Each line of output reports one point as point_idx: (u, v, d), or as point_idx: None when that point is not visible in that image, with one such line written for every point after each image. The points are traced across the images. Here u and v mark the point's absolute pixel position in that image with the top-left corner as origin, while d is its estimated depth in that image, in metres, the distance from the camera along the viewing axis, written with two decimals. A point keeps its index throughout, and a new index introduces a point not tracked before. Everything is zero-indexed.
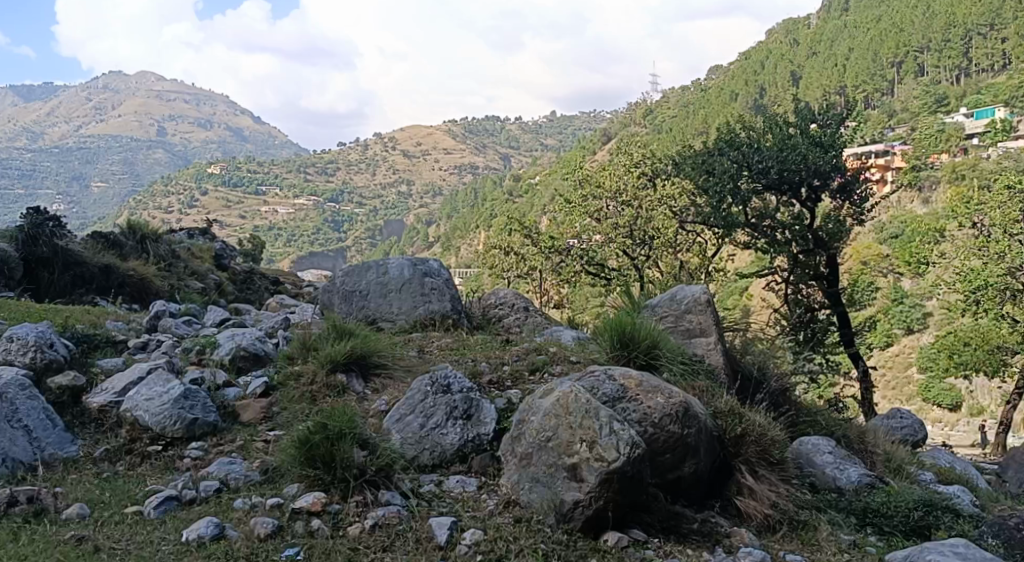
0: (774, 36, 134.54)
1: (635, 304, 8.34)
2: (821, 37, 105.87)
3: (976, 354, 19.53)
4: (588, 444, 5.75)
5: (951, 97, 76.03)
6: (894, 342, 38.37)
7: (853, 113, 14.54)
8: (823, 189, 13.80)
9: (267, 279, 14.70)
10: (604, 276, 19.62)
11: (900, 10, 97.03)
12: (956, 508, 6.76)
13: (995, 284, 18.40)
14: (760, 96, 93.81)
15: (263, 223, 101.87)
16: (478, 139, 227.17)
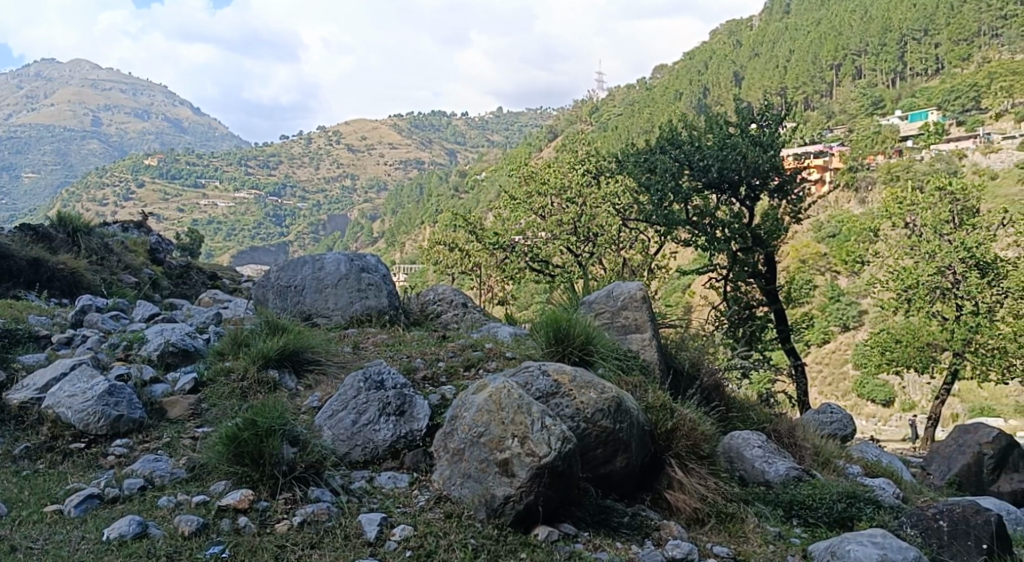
0: (717, 37, 135.95)
1: (572, 299, 8.35)
2: (762, 39, 106.79)
3: (908, 350, 19.34)
4: (519, 439, 5.78)
5: (886, 100, 77.20)
6: (830, 339, 38.95)
7: (792, 113, 14.69)
8: (762, 188, 13.91)
9: (204, 273, 14.51)
10: (548, 272, 19.64)
11: (838, 14, 98.60)
12: (878, 500, 6.91)
13: (925, 283, 18.99)
14: (703, 96, 94.73)
15: (203, 216, 99.81)
16: (428, 134, 226.79)
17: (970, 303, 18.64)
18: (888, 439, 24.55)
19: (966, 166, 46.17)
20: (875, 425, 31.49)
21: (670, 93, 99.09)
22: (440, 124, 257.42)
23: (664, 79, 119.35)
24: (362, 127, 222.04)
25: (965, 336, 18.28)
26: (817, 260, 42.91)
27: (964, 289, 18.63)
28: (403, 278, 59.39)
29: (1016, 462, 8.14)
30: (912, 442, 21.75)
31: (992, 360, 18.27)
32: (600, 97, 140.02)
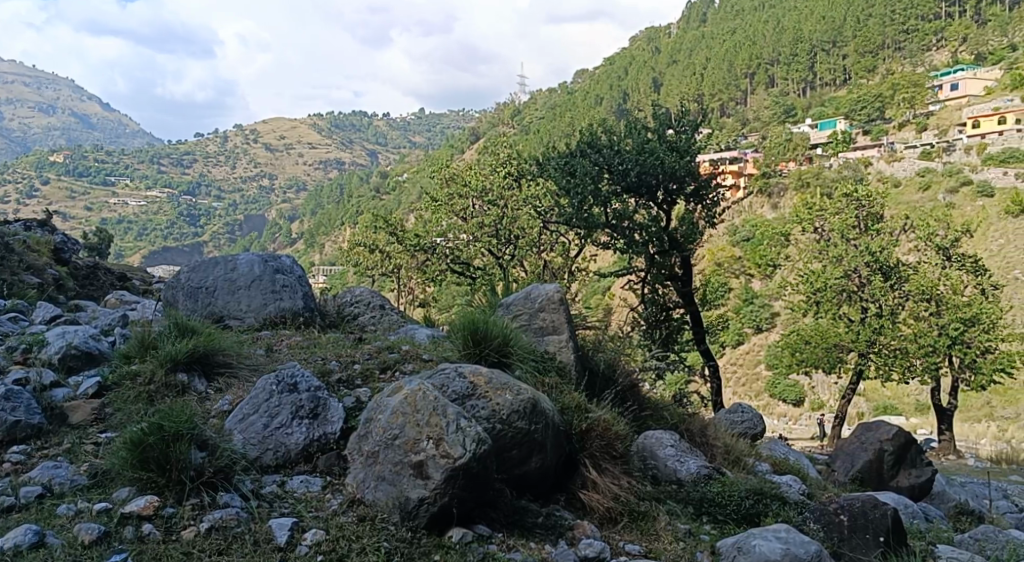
0: (637, 43, 137.54)
1: (491, 302, 8.39)
2: (680, 46, 108.19)
3: (816, 351, 19.71)
4: (434, 441, 5.77)
5: (798, 108, 78.68)
6: (745, 341, 39.54)
7: (708, 120, 14.95)
8: (678, 194, 14.11)
9: (112, 274, 14.05)
10: (469, 275, 19.56)
11: (752, 24, 101.05)
12: (784, 495, 7.15)
13: (833, 286, 19.66)
14: (623, 100, 96.22)
15: (113, 216, 95.17)
16: (352, 135, 224.51)
17: (875, 306, 19.42)
18: (797, 438, 25.22)
19: (871, 173, 47.57)
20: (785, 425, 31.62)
21: (591, 98, 99.90)
22: (363, 124, 254.97)
23: (585, 83, 120.18)
24: (282, 126, 217.12)
25: (870, 337, 18.78)
26: (732, 263, 43.71)
27: (869, 293, 19.40)
28: (322, 279, 57.99)
29: (914, 459, 8.50)
30: (820, 440, 22.42)
31: (894, 360, 18.91)
32: (522, 101, 140.26)
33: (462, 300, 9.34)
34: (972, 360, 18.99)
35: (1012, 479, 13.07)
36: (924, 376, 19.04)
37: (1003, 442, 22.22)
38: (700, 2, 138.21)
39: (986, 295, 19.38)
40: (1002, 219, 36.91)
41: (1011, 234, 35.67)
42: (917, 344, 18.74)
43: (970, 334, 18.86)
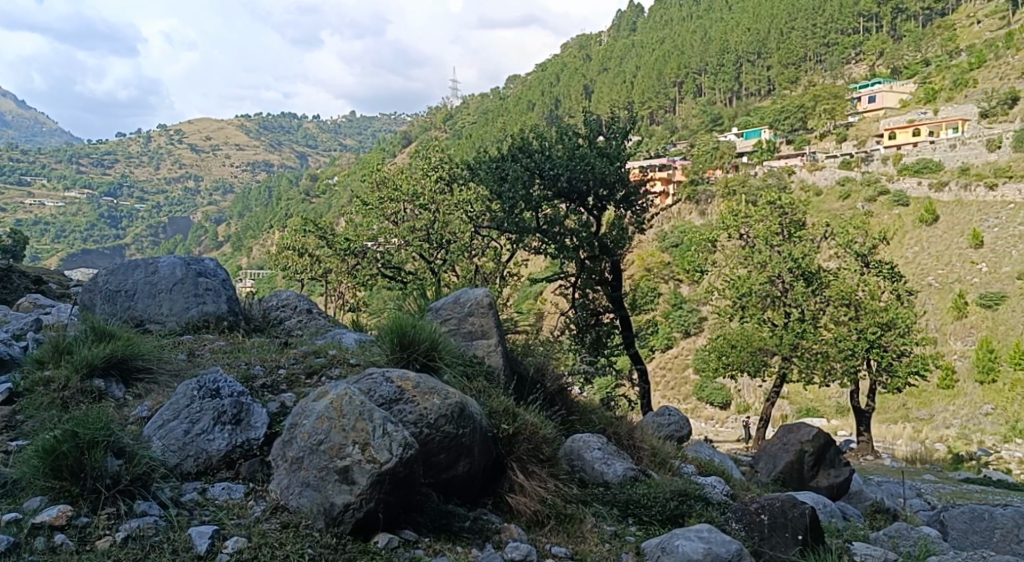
0: (569, 51, 138.30)
1: (420, 307, 8.36)
2: (611, 55, 109.20)
3: (740, 355, 19.93)
4: (360, 446, 5.71)
5: (724, 117, 79.36)
6: (673, 345, 39.71)
7: (637, 128, 15.09)
8: (608, 199, 14.26)
9: (26, 278, 13.48)
10: (401, 280, 19.30)
11: (680, 34, 102.45)
12: (708, 496, 7.30)
13: (757, 291, 20.06)
14: (555, 107, 96.33)
15: (28, 215, 90.20)
16: (285, 138, 221.03)
17: (797, 311, 19.92)
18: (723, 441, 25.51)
19: (793, 183, 48.33)
20: (714, 427, 32.23)
21: (523, 104, 99.80)
22: (297, 126, 250.83)
23: (517, 90, 120.31)
24: (211, 126, 211.58)
25: (792, 341, 19.22)
26: (661, 268, 44.12)
27: (791, 297, 19.93)
28: (250, 283, 56.58)
29: (833, 459, 8.77)
30: (745, 442, 22.77)
31: (816, 363, 19.27)
32: (453, 105, 139.50)
33: (391, 306, 9.28)
34: (889, 363, 19.95)
35: (927, 478, 13.59)
36: (844, 378, 19.42)
37: (918, 442, 22.94)
38: (629, 12, 139.54)
39: (902, 301, 20.37)
40: (916, 228, 38.29)
41: (925, 242, 37.23)
42: (837, 348, 19.18)
43: (888, 338, 19.80)
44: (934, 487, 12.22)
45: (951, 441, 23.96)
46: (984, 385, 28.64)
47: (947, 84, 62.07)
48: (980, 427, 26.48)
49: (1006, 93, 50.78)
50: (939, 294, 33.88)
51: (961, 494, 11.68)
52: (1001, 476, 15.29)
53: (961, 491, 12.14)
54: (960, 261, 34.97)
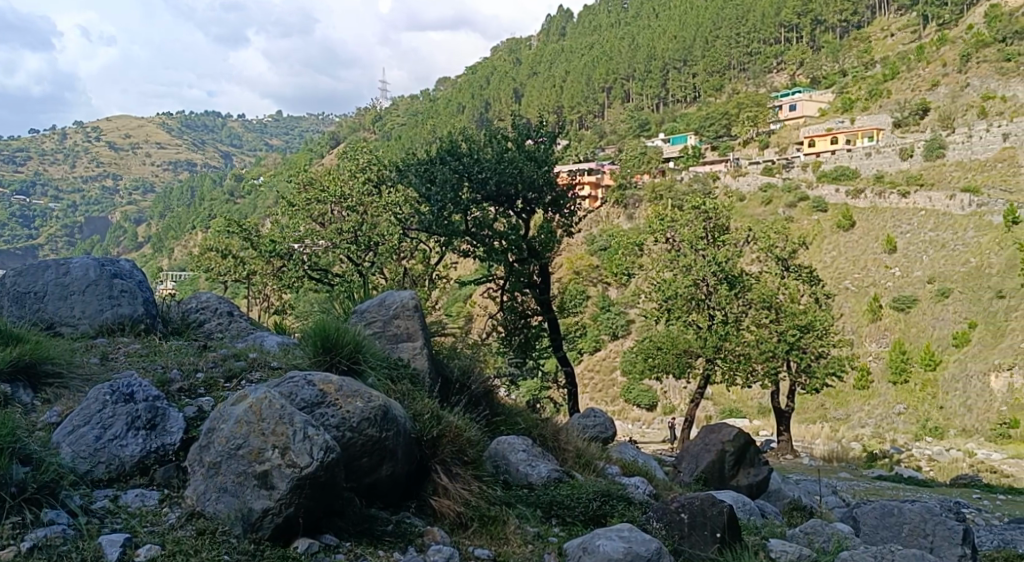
0: (498, 55, 138.47)
1: (345, 311, 8.27)
2: (541, 60, 110.23)
3: (666, 357, 20.17)
4: (280, 450, 5.63)
5: (652, 123, 80.36)
6: (601, 347, 39.97)
7: (565, 132, 15.23)
8: (537, 202, 14.40)
9: None
10: (327, 282, 18.96)
11: (608, 41, 103.59)
12: (630, 496, 7.42)
13: (683, 294, 20.32)
14: (485, 111, 96.48)
15: None
16: (214, 140, 216.48)
17: (720, 314, 20.26)
18: (649, 442, 25.75)
19: (718, 188, 48.53)
20: (640, 428, 32.52)
21: (452, 108, 99.45)
22: (227, 127, 245.75)
23: (446, 92, 119.88)
24: (133, 124, 205.43)
25: (717, 343, 19.56)
26: (590, 271, 44.41)
27: (715, 300, 20.27)
28: (171, 285, 55.28)
29: (752, 458, 8.97)
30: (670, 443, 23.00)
31: (738, 365, 19.69)
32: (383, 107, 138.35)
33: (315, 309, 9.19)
34: (808, 365, 20.68)
35: (842, 475, 14.00)
36: (764, 380, 19.90)
37: (835, 441, 23.47)
38: (559, 17, 140.65)
39: (820, 304, 20.96)
40: (834, 233, 39.27)
41: (842, 247, 38.34)
42: (759, 350, 19.69)
43: (806, 340, 20.44)
44: (846, 484, 12.60)
45: (865, 439, 24.61)
46: (896, 385, 29.81)
47: (863, 94, 62.24)
48: (892, 426, 27.62)
49: (918, 104, 51.87)
50: (855, 297, 34.95)
51: (874, 491, 12.03)
52: (910, 472, 15.85)
53: (873, 488, 12.51)
54: (875, 266, 36.14)
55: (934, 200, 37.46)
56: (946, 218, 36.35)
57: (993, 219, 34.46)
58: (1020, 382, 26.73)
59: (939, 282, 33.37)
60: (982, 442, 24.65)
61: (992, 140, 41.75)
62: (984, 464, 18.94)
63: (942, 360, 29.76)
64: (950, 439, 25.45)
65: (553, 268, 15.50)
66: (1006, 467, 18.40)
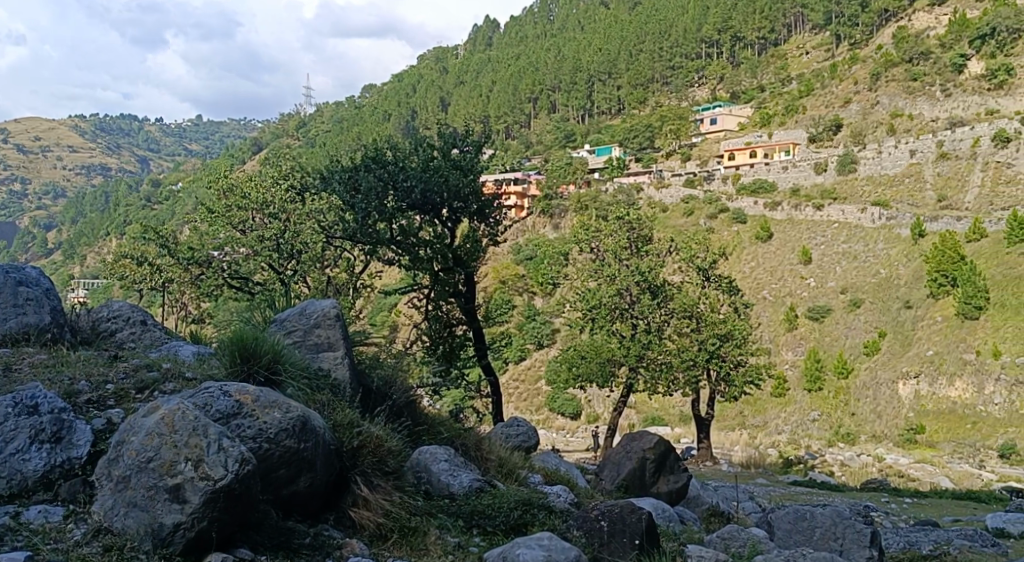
0: (424, 63, 138.31)
1: (264, 321, 8.14)
2: (467, 69, 110.24)
3: (590, 365, 20.50)
4: (193, 462, 5.48)
5: (577, 134, 81.07)
6: (526, 357, 40.06)
7: (491, 142, 15.33)
8: (463, 211, 14.36)
9: None
10: (248, 290, 18.55)
11: (534, 52, 104.40)
12: (551, 505, 7.48)
13: (606, 303, 20.68)
14: (412, 119, 96.09)
15: None
16: (133, 146, 210.43)
17: (643, 322, 20.66)
18: (572, 450, 25.91)
19: (641, 199, 48.48)
20: (564, 436, 32.66)
21: (377, 117, 98.79)
22: (149, 134, 239.27)
23: (371, 100, 118.88)
24: (45, 126, 197.79)
25: (639, 351, 19.97)
26: (515, 281, 44.52)
27: (638, 309, 20.62)
28: (81, 294, 53.24)
29: (672, 465, 9.12)
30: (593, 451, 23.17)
31: (660, 373, 20.07)
32: (306, 114, 136.36)
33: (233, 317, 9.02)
34: (727, 373, 20.71)
35: (760, 481, 14.34)
36: (686, 388, 20.31)
37: (753, 448, 23.99)
38: (484, 27, 141.14)
39: (739, 313, 21.39)
40: (752, 245, 40.07)
41: (760, 257, 39.30)
42: (680, 358, 20.00)
43: (726, 349, 20.58)
44: (764, 490, 12.96)
45: (781, 446, 25.23)
46: (812, 393, 30.74)
47: (780, 109, 62.99)
48: (807, 432, 28.61)
49: (832, 120, 53.22)
50: (773, 307, 35.96)
51: (790, 495, 12.36)
52: (824, 478, 16.36)
53: (788, 494, 12.84)
54: (792, 276, 37.15)
55: (846, 213, 38.62)
56: (858, 231, 37.58)
57: (901, 232, 35.87)
58: (925, 390, 27.99)
59: (852, 293, 34.54)
60: (892, 446, 25.66)
61: (900, 156, 43.12)
62: (892, 468, 19.63)
63: (855, 367, 30.86)
64: (862, 444, 26.50)
65: (479, 277, 15.45)
66: (912, 472, 19.12)
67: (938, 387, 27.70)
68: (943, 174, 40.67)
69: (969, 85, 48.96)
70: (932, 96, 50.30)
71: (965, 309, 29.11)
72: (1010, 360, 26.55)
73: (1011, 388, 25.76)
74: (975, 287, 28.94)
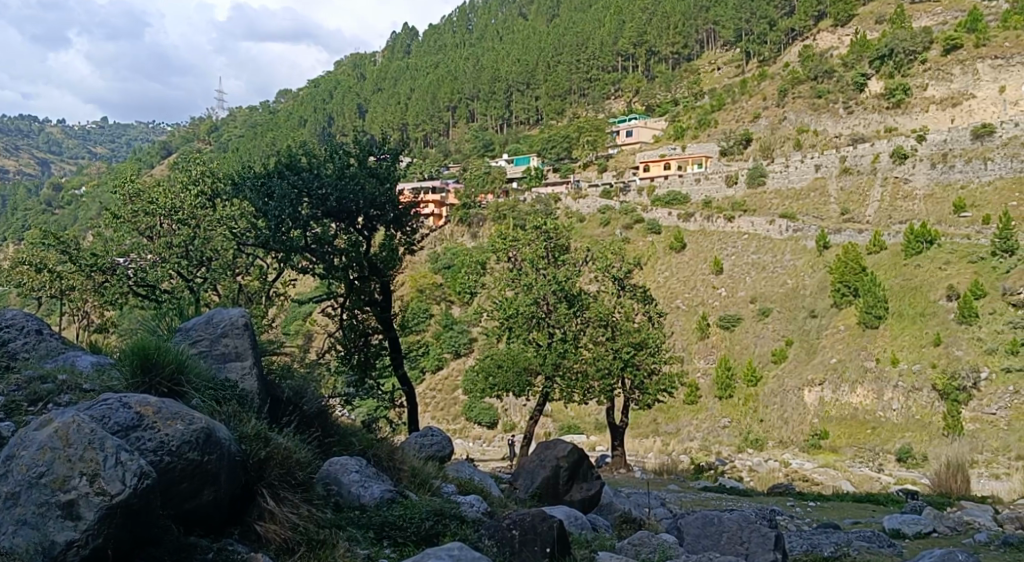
0: (341, 70, 137.42)
1: (169, 330, 7.93)
2: (385, 76, 109.87)
3: (506, 374, 20.26)
4: (88, 477, 5.28)
5: (495, 144, 81.28)
6: (443, 366, 39.99)
7: (408, 151, 15.36)
8: (378, 219, 14.39)
9: None
10: (155, 298, 17.93)
11: (452, 61, 104.80)
12: (463, 515, 7.48)
13: (524, 312, 20.50)
14: (328, 125, 95.43)
15: None
16: (39, 148, 202.80)
17: (560, 331, 20.65)
18: (486, 459, 25.94)
19: (558, 209, 48.95)
20: (479, 446, 32.64)
21: (294, 122, 98.17)
22: (59, 137, 231.37)
23: (287, 104, 117.01)
24: None
25: (555, 360, 19.92)
26: (433, 289, 44.45)
27: (555, 319, 20.61)
28: None
29: (585, 473, 9.23)
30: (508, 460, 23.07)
31: (575, 383, 20.26)
32: (219, 118, 133.89)
33: (136, 326, 8.75)
34: (641, 382, 21.49)
35: (671, 488, 14.55)
36: (600, 396, 20.63)
37: (666, 455, 24.38)
38: (404, 34, 140.58)
39: (653, 322, 21.87)
40: (667, 254, 40.89)
41: (674, 267, 40.07)
42: (595, 368, 20.41)
43: (639, 357, 21.16)
44: (675, 496, 13.25)
45: (693, 452, 25.68)
46: (722, 400, 31.63)
47: (692, 123, 63.97)
48: (718, 438, 29.31)
49: (742, 134, 53.74)
50: (686, 316, 36.81)
51: (700, 501, 12.59)
52: (733, 483, 16.77)
53: (698, 499, 13.13)
54: (703, 285, 38.05)
55: (755, 225, 39.59)
56: (766, 242, 38.59)
57: (807, 244, 37.08)
58: (830, 396, 28.94)
59: (760, 302, 35.61)
60: (798, 451, 26.55)
61: (806, 170, 44.33)
62: (797, 473, 20.18)
63: (763, 375, 31.85)
64: (770, 450, 27.02)
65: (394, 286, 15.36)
66: (816, 476, 19.74)
67: (842, 393, 28.65)
68: (845, 188, 42.06)
69: (870, 102, 49.92)
70: (836, 113, 51.22)
71: (866, 318, 30.33)
72: (907, 367, 27.80)
73: (907, 395, 26.98)
74: (875, 297, 30.33)
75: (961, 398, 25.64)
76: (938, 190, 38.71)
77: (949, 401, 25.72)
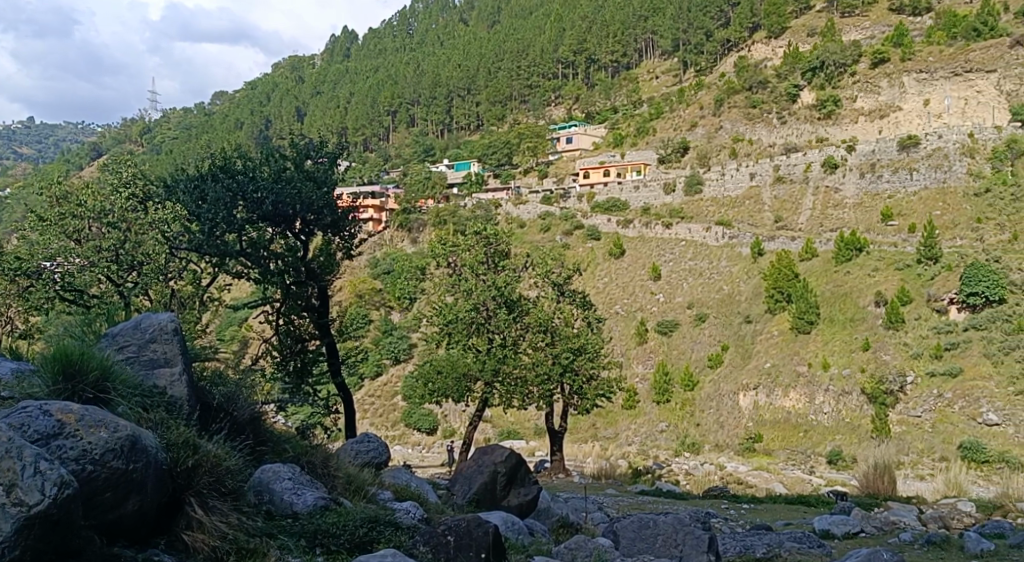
0: (279, 72, 136.15)
1: (93, 336, 7.73)
2: (324, 79, 109.01)
3: (446, 380, 20.23)
4: (6, 488, 5.07)
5: (436, 148, 81.23)
6: (383, 372, 39.70)
7: (345, 155, 15.31)
8: (316, 224, 14.29)
9: None
10: (83, 304, 17.30)
11: (393, 65, 104.55)
12: (397, 521, 7.43)
13: (463, 318, 20.56)
14: (266, 128, 94.15)
15: None
16: None
17: (499, 337, 20.70)
18: (423, 466, 25.81)
19: (498, 214, 49.15)
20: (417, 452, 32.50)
21: (231, 125, 96.47)
22: None
23: (224, 106, 115.33)
24: None
25: (494, 366, 19.96)
26: (372, 295, 44.24)
27: (495, 324, 20.63)
28: None
29: (522, 477, 9.24)
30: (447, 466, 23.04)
31: (515, 388, 20.29)
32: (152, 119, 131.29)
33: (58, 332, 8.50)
34: (580, 387, 21.44)
35: (608, 492, 14.65)
36: (540, 402, 20.65)
37: (603, 460, 24.57)
38: (343, 37, 139.65)
39: (591, 327, 22.05)
40: (606, 261, 41.29)
41: (614, 273, 40.46)
42: (535, 373, 20.43)
43: (579, 362, 21.28)
44: (612, 500, 13.37)
45: (630, 457, 25.89)
46: (660, 405, 32.07)
47: (631, 131, 64.83)
48: (656, 442, 29.69)
49: (679, 142, 54.40)
50: (625, 322, 37.19)
51: (636, 504, 12.70)
52: (668, 486, 16.98)
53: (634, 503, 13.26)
54: (642, 291, 38.53)
55: (692, 231, 40.21)
56: (703, 248, 39.09)
57: (742, 251, 37.72)
58: (763, 400, 29.44)
59: (698, 307, 36.17)
60: (733, 454, 26.98)
61: (741, 178, 45.07)
62: (731, 476, 20.46)
63: (700, 380, 32.36)
64: (706, 453, 27.56)
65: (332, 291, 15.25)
66: (749, 479, 20.09)
67: (775, 397, 29.18)
68: (779, 196, 42.87)
69: (802, 113, 50.67)
70: (770, 122, 51.95)
71: (799, 323, 30.94)
72: (837, 371, 28.36)
73: (838, 398, 27.55)
74: (807, 303, 31.01)
75: (889, 402, 26.27)
76: (867, 198, 39.77)
77: (877, 405, 26.36)
